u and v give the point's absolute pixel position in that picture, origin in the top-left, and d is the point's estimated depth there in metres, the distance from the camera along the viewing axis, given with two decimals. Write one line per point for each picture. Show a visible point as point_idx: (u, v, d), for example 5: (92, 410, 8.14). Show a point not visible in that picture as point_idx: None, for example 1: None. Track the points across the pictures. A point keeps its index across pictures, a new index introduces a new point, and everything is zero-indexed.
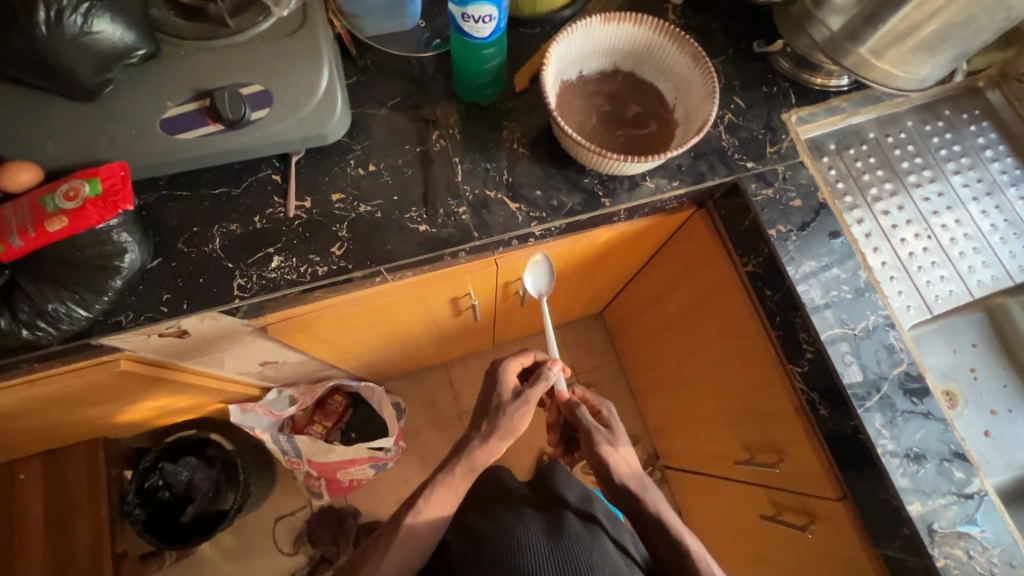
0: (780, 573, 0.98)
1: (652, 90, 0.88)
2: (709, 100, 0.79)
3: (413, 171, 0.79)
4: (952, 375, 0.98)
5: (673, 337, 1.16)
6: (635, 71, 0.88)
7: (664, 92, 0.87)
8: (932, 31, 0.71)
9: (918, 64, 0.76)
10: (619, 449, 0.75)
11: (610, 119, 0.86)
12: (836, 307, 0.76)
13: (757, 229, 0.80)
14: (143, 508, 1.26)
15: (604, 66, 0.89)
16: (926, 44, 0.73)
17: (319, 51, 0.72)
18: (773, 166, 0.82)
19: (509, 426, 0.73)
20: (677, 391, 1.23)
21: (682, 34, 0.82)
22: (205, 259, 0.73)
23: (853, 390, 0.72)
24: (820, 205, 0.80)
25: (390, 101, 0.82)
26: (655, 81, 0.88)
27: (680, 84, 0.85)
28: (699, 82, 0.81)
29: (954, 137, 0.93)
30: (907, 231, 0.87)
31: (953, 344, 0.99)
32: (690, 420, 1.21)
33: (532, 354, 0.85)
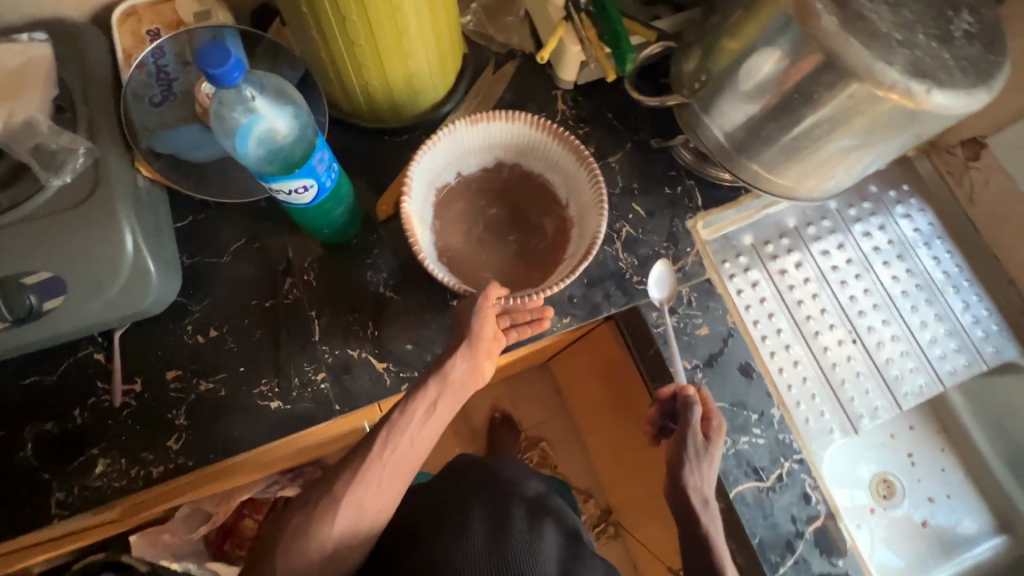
0: None
1: (541, 187, 0.74)
2: (597, 213, 0.67)
3: (263, 334, 0.68)
4: (889, 472, 0.91)
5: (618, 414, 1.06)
6: (521, 164, 0.74)
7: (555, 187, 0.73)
8: (824, 153, 0.62)
9: (820, 179, 0.66)
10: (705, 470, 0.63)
11: (499, 224, 0.73)
12: (749, 456, 0.68)
13: (660, 362, 0.72)
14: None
15: (486, 162, 0.74)
16: (824, 163, 0.63)
17: (116, 217, 0.60)
18: (676, 286, 0.73)
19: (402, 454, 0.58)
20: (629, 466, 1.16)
21: (560, 130, 0.69)
22: (18, 471, 0.63)
23: (767, 556, 0.65)
24: (728, 331, 0.72)
25: (233, 246, 0.71)
26: (539, 171, 0.73)
27: (568, 178, 0.71)
28: (586, 185, 0.69)
29: (881, 220, 0.84)
30: (830, 341, 0.79)
31: (889, 428, 0.92)
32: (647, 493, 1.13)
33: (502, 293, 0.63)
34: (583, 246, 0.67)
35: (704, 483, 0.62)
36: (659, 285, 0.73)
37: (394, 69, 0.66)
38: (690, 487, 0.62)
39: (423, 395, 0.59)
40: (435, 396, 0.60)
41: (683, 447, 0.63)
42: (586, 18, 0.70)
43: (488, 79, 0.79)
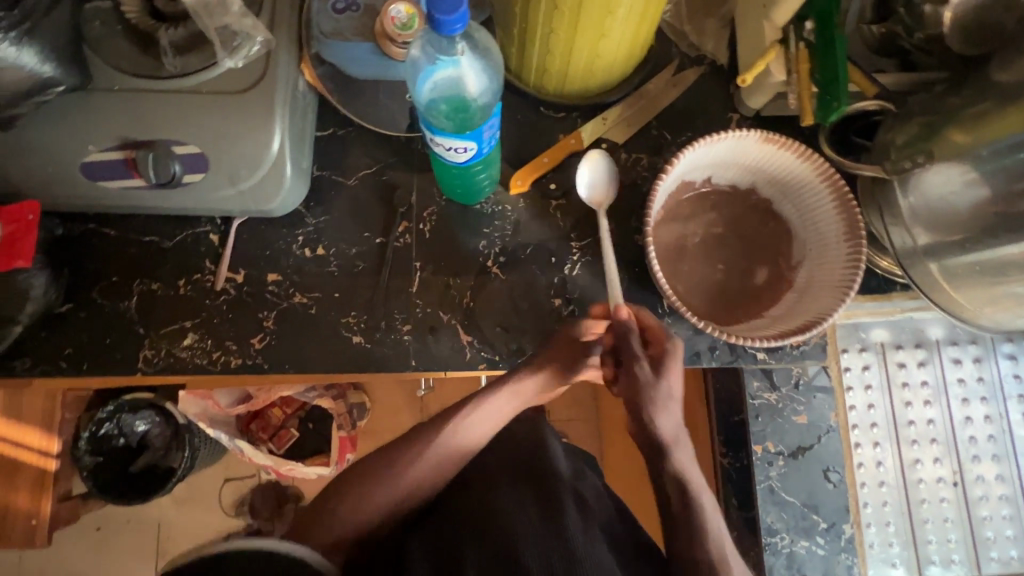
0: None
1: (782, 235, 0.67)
2: (835, 297, 0.59)
3: (365, 268, 0.68)
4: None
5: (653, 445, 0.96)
6: (772, 204, 0.67)
7: (794, 243, 0.66)
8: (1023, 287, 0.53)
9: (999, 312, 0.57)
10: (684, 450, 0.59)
11: (714, 247, 0.67)
12: (801, 561, 0.64)
13: (742, 432, 0.67)
14: (92, 456, 1.27)
15: (741, 183, 0.67)
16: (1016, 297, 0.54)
17: (272, 114, 0.59)
18: (789, 362, 0.67)
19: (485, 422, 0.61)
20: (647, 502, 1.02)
21: (850, 199, 0.60)
22: (119, 317, 0.66)
23: None
24: (827, 429, 0.66)
25: (361, 171, 0.70)
26: (791, 224, 0.66)
27: (819, 242, 0.63)
28: (839, 266, 0.60)
29: None
30: (928, 474, 0.72)
31: None
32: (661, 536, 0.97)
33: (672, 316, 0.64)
34: (801, 317, 0.61)
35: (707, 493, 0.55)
36: (589, 181, 0.69)
37: (582, 47, 0.61)
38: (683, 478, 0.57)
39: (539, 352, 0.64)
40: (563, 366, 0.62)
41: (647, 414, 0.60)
42: (804, 49, 0.62)
43: (665, 77, 0.73)
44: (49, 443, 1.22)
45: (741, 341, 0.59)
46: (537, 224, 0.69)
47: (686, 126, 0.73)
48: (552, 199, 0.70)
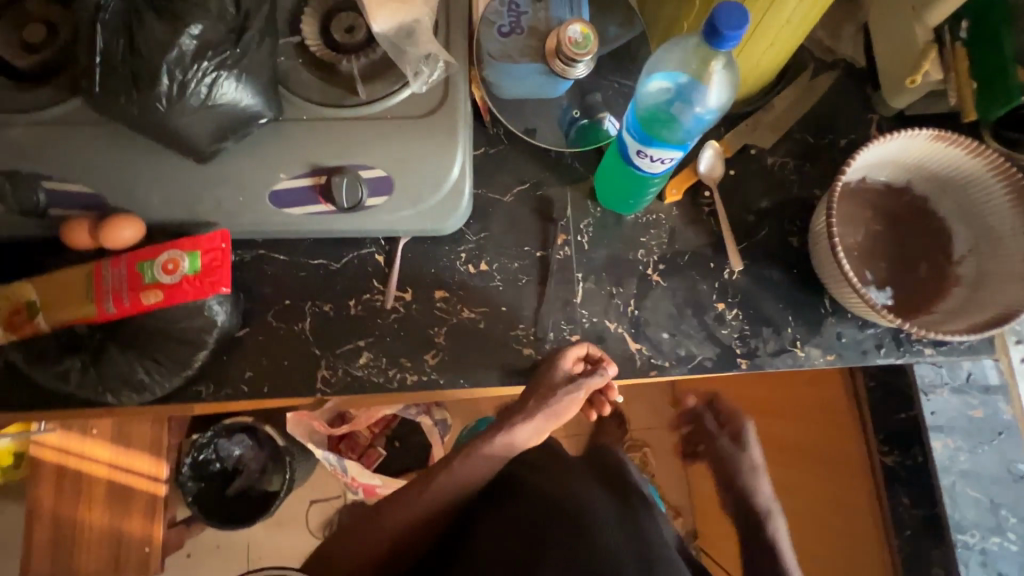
0: None
1: (941, 231, 0.67)
2: (1023, 288, 0.60)
3: (528, 281, 0.69)
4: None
5: (810, 459, 0.85)
6: (929, 199, 0.68)
7: (955, 237, 0.67)
8: None
9: None
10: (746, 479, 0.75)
11: (877, 245, 0.68)
12: (993, 556, 0.64)
13: (916, 429, 0.67)
14: (195, 482, 1.29)
15: (895, 180, 0.69)
16: None
17: (454, 136, 0.61)
18: (960, 356, 0.67)
19: (566, 407, 0.67)
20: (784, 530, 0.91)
21: None
22: (295, 340, 0.68)
23: None
24: (1003, 423, 0.67)
25: (516, 187, 0.72)
26: (950, 218, 0.67)
27: (988, 236, 0.64)
28: (1021, 256, 0.61)
29: None
30: None
31: None
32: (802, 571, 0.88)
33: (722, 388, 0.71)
34: (985, 310, 0.61)
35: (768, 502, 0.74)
36: (707, 161, 0.70)
37: (745, 56, 0.64)
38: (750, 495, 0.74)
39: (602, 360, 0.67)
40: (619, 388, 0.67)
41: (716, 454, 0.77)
42: (960, 48, 0.64)
43: (807, 82, 0.74)
44: (157, 468, 1.23)
45: (930, 334, 0.60)
46: (693, 231, 0.70)
47: (829, 129, 0.74)
48: (704, 206, 0.71)
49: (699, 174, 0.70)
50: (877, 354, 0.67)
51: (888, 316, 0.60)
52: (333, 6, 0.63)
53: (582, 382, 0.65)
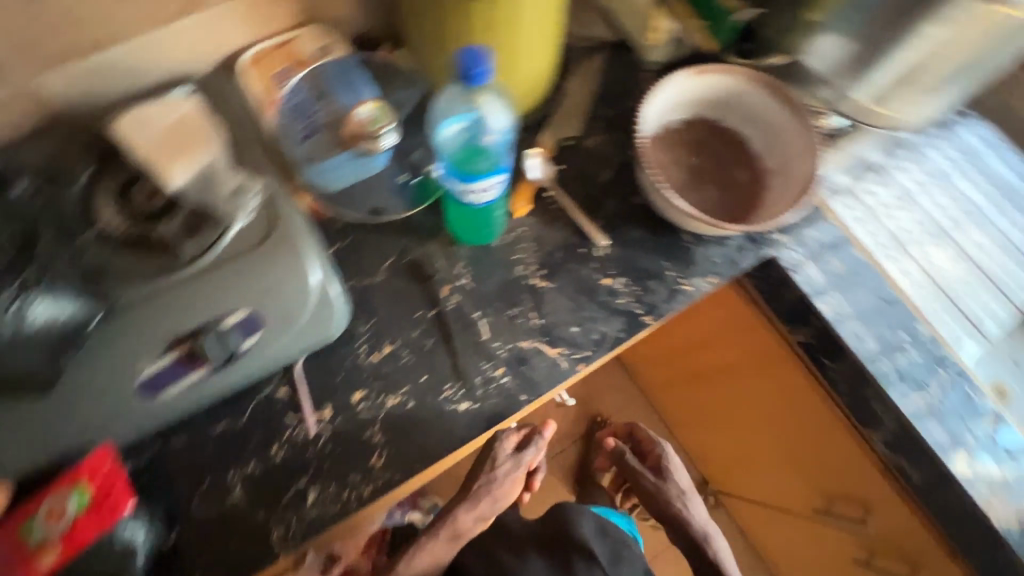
0: None
1: (739, 141, 0.78)
2: (811, 156, 0.72)
3: (435, 342, 0.70)
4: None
5: (759, 366, 0.91)
6: (719, 121, 0.79)
7: (752, 141, 0.78)
8: (933, 76, 0.70)
9: (923, 105, 0.75)
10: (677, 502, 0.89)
11: (700, 172, 0.77)
12: (909, 373, 0.74)
13: (803, 302, 0.76)
14: None
15: (687, 117, 0.79)
16: (929, 87, 0.72)
17: (300, 248, 0.61)
18: (801, 230, 0.78)
19: (508, 488, 0.85)
20: (767, 430, 1.01)
21: (776, 85, 0.74)
22: (233, 515, 0.63)
23: (950, 456, 0.71)
24: (858, 265, 0.78)
25: (384, 264, 0.73)
26: (741, 128, 0.78)
27: (770, 132, 0.76)
28: (798, 134, 0.73)
29: (953, 144, 0.92)
30: (943, 263, 0.85)
31: None
32: (791, 459, 0.99)
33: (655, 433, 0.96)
34: (798, 186, 0.71)
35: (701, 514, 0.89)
36: (535, 168, 0.76)
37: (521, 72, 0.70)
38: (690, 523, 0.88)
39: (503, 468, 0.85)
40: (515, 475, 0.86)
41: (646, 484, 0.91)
42: (676, 1, 0.77)
43: (583, 70, 0.84)
44: None
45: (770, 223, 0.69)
46: (554, 230, 0.76)
47: (619, 97, 0.83)
48: (553, 205, 0.77)
49: (533, 181, 0.76)
50: (745, 258, 0.76)
51: (729, 225, 0.69)
52: (124, 181, 0.61)
53: (520, 458, 0.85)
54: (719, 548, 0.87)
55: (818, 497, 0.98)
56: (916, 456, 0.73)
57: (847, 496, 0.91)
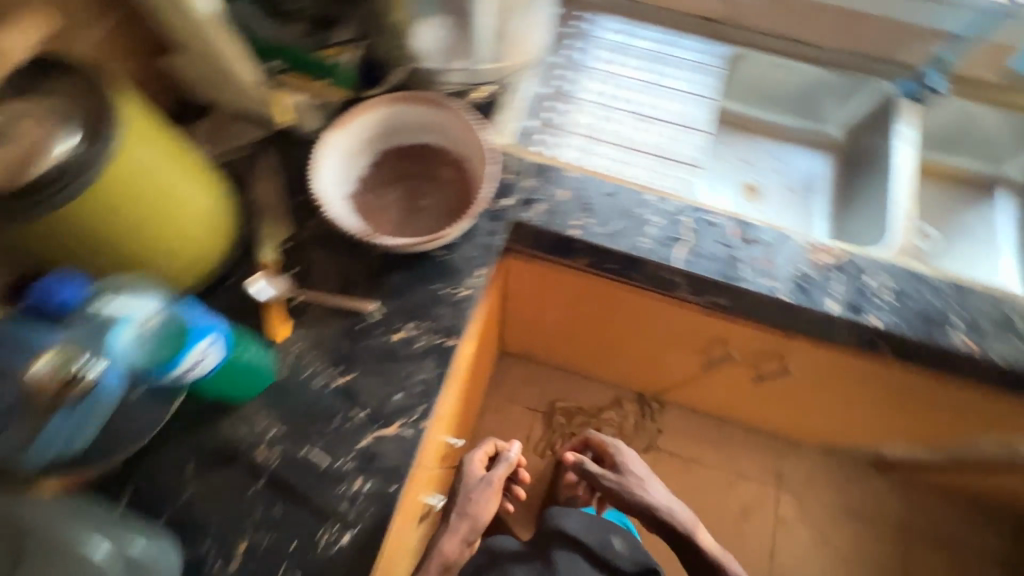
0: (798, 388, 1.09)
1: (425, 149, 0.84)
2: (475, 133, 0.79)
3: (283, 504, 0.66)
4: (739, 176, 1.14)
5: (580, 294, 0.98)
6: (399, 144, 0.84)
7: (434, 143, 0.83)
8: (510, 20, 0.81)
9: (528, 41, 0.86)
10: (644, 489, 0.98)
11: (409, 196, 0.82)
12: (661, 237, 0.83)
13: (560, 237, 0.83)
14: None
15: (371, 157, 0.83)
16: (515, 28, 0.83)
17: (64, 539, 0.55)
18: (522, 185, 0.85)
19: (484, 502, 0.88)
20: (629, 334, 1.10)
21: (412, 95, 0.80)
22: None
23: (724, 275, 0.81)
24: (578, 181, 0.86)
25: (188, 473, 0.68)
26: (419, 138, 0.84)
27: (441, 132, 0.82)
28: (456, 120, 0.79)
29: (588, 44, 1.07)
30: (636, 136, 0.99)
31: (731, 155, 1.16)
32: (662, 340, 1.08)
33: (605, 439, 1.08)
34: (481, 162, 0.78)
35: (666, 500, 0.96)
36: (264, 291, 0.74)
37: (179, 219, 0.68)
38: (658, 507, 0.95)
39: (494, 476, 0.91)
40: (496, 483, 0.90)
41: (610, 483, 0.99)
42: (292, 75, 0.80)
43: (261, 174, 0.83)
44: None
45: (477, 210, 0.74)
46: (326, 327, 0.75)
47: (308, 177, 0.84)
48: (310, 307, 0.76)
49: (277, 301, 0.75)
50: (493, 236, 0.82)
51: (446, 233, 0.74)
52: None
53: (494, 474, 0.92)
54: (702, 533, 0.93)
55: (698, 353, 1.08)
56: (709, 291, 0.83)
57: (711, 339, 1.00)
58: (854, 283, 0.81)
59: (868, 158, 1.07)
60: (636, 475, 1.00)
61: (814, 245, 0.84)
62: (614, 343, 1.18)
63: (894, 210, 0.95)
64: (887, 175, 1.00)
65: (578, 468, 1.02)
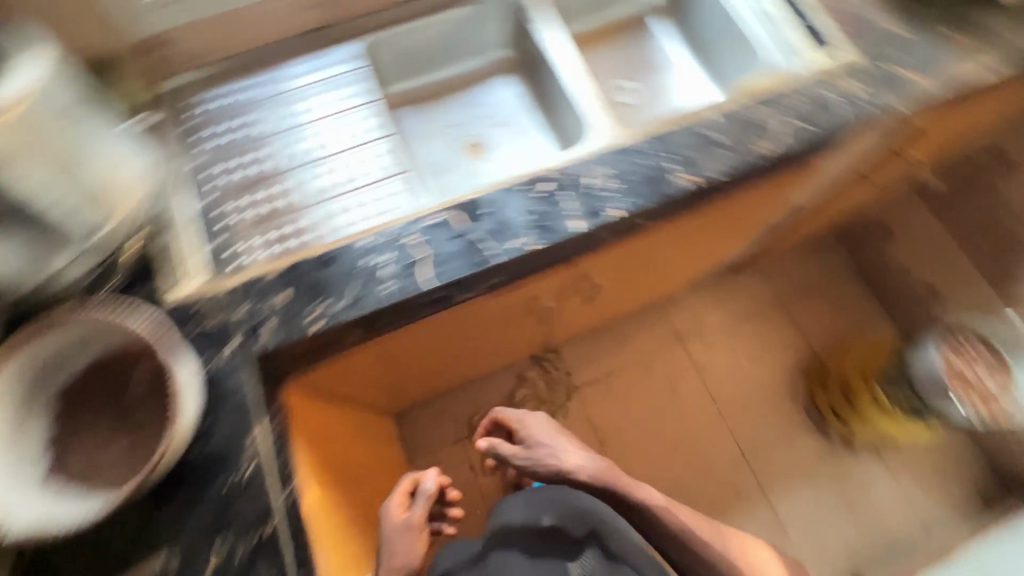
0: (622, 280, 1.14)
1: (103, 363, 0.70)
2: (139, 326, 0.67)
3: None
4: (451, 144, 1.11)
5: (389, 354, 0.94)
6: (66, 376, 0.69)
7: (109, 350, 0.70)
8: (78, 169, 0.68)
9: (124, 174, 0.75)
10: (560, 457, 0.92)
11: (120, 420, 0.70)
12: (398, 271, 0.77)
13: (309, 340, 0.74)
14: None
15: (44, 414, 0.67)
16: (90, 170, 0.70)
17: None
18: (238, 316, 0.75)
19: (406, 544, 0.79)
20: (463, 341, 1.06)
21: (39, 328, 0.65)
22: None
23: (476, 263, 0.77)
24: (288, 275, 0.77)
25: None
26: (85, 357, 0.69)
27: (106, 337, 0.68)
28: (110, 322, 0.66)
29: (219, 124, 0.94)
30: (321, 183, 0.90)
31: (433, 130, 1.12)
32: (495, 328, 1.08)
33: (509, 412, 1.01)
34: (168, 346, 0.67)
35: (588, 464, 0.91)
36: None
37: None
38: (576, 471, 0.90)
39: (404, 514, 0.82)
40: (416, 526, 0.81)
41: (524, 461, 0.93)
42: None
43: None
44: None
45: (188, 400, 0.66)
46: None
47: None
48: None
49: None
50: (242, 388, 0.73)
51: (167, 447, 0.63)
52: None
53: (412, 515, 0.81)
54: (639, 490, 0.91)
55: (529, 314, 1.08)
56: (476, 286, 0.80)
57: (523, 301, 1.00)
58: (581, 193, 0.82)
59: (536, 63, 1.10)
60: (548, 442, 0.95)
61: (532, 182, 0.82)
62: (464, 354, 1.14)
63: (577, 100, 1.00)
64: (556, 74, 1.04)
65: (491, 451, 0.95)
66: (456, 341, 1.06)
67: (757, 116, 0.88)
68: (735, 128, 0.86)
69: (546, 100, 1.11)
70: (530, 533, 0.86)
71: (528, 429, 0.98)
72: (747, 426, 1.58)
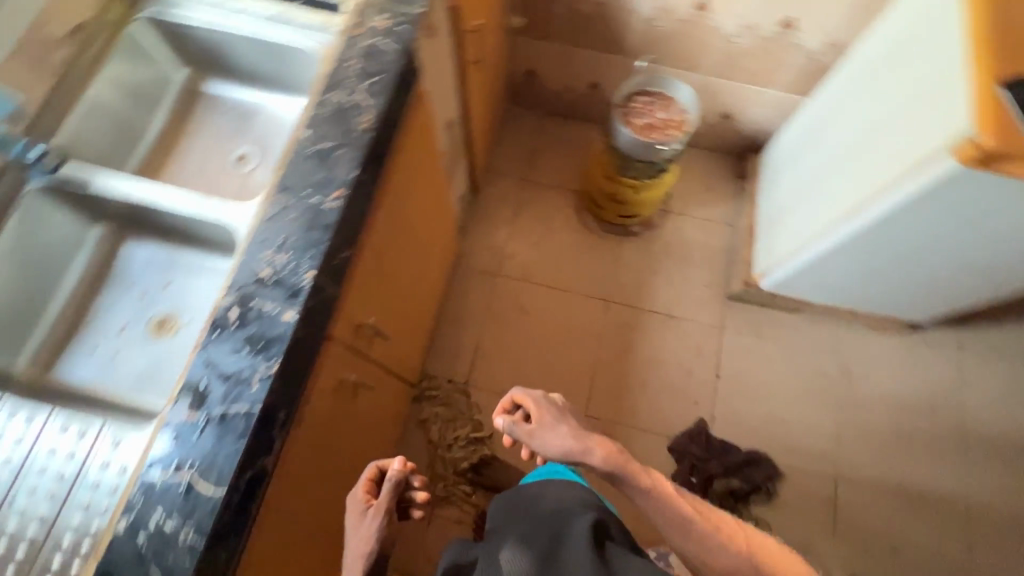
0: (394, 291, 1.13)
1: None
2: None
3: None
4: (139, 340, 0.96)
5: (282, 552, 0.87)
6: None
7: None
8: None
9: None
10: (575, 450, 0.87)
11: None
12: (181, 510, 0.66)
13: None
14: None
15: None
16: None
17: None
18: None
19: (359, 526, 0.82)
20: (332, 469, 0.99)
21: None
22: None
23: (242, 431, 0.70)
24: None
25: None
26: None
27: None
28: None
29: None
30: (32, 509, 0.73)
31: (110, 352, 0.95)
32: (348, 433, 1.03)
33: (529, 393, 0.93)
34: None
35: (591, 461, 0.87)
36: None
37: None
38: (590, 465, 0.87)
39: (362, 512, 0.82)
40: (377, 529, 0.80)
41: (541, 450, 0.90)
42: None
43: None
44: None
45: None
46: None
47: None
48: None
49: None
50: None
51: None
52: None
53: (380, 509, 0.81)
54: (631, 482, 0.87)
55: (358, 394, 1.03)
56: (265, 445, 0.73)
57: (343, 395, 0.95)
58: (269, 289, 0.76)
59: (135, 213, 0.97)
60: (561, 429, 0.89)
61: (220, 321, 0.74)
62: (347, 471, 1.07)
63: (200, 211, 0.91)
64: (162, 207, 0.93)
65: (510, 433, 0.92)
66: (328, 475, 0.98)
67: (339, 103, 0.88)
68: (332, 126, 0.86)
69: (178, 232, 0.99)
70: (524, 540, 0.83)
71: (548, 413, 0.91)
72: (586, 281, 1.75)
